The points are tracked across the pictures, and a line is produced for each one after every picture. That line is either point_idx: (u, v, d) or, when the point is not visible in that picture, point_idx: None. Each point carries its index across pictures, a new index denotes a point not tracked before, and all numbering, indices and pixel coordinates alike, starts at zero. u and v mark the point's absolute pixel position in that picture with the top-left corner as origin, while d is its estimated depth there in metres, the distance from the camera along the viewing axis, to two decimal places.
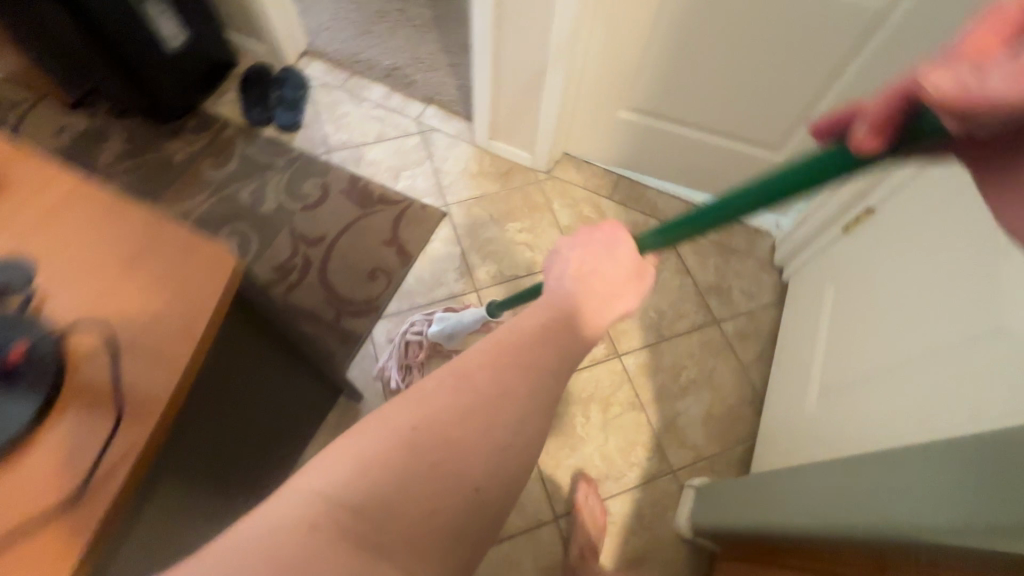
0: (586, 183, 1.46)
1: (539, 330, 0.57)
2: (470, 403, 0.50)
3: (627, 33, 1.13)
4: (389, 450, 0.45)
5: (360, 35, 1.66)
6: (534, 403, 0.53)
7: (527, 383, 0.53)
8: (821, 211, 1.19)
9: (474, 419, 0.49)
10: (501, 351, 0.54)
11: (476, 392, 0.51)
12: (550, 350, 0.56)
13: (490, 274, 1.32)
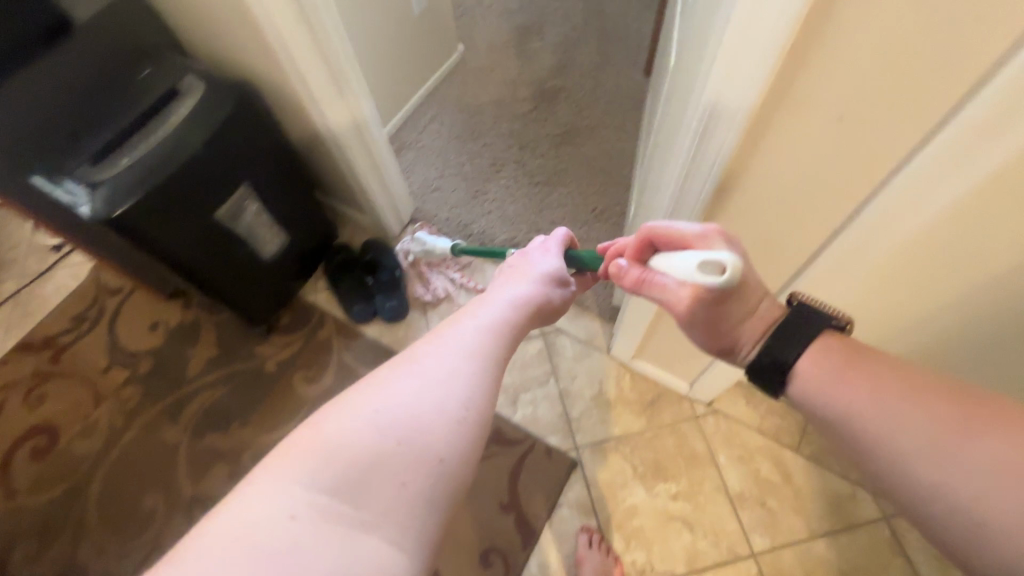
0: (763, 423, 1.09)
1: (505, 322, 0.56)
2: (434, 391, 0.45)
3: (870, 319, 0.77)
4: (355, 436, 0.41)
5: (473, 198, 1.44)
6: (496, 380, 0.51)
7: (490, 363, 0.51)
8: None
9: (444, 397, 0.45)
10: (460, 338, 0.51)
11: (431, 380, 0.46)
12: (511, 333, 0.56)
13: (637, 566, 1.00)
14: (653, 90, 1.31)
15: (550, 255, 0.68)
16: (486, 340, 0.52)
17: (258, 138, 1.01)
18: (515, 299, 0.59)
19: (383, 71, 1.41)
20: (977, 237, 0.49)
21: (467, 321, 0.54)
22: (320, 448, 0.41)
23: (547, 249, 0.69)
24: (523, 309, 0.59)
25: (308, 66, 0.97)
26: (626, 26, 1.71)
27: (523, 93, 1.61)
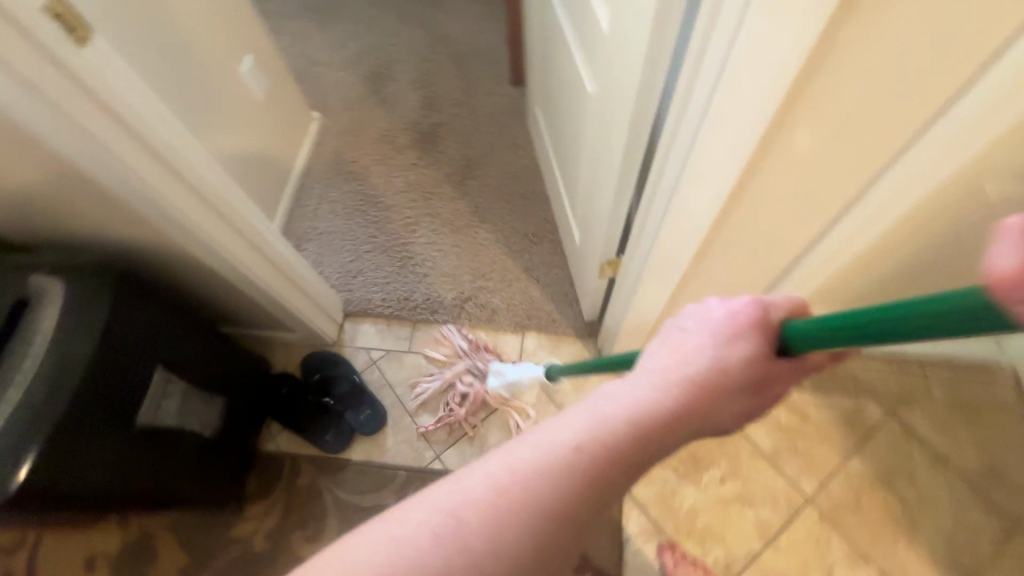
0: None
1: (643, 441, 0.38)
2: (465, 553, 0.33)
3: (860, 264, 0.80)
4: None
5: (400, 268, 1.33)
6: (556, 544, 0.35)
7: (560, 517, 0.35)
8: None
9: (468, 566, 0.33)
10: (539, 466, 0.36)
11: (518, 503, 0.35)
12: (628, 462, 0.37)
13: (720, 564, 1.00)
14: (537, 103, 1.29)
15: (735, 343, 0.41)
16: (569, 478, 0.36)
17: (157, 312, 0.83)
18: (646, 407, 0.39)
19: (251, 171, 1.25)
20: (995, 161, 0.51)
21: (593, 427, 0.37)
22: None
23: (740, 315, 0.42)
24: (652, 424, 0.39)
25: (202, 220, 0.83)
26: (474, 43, 1.68)
27: (403, 141, 1.52)
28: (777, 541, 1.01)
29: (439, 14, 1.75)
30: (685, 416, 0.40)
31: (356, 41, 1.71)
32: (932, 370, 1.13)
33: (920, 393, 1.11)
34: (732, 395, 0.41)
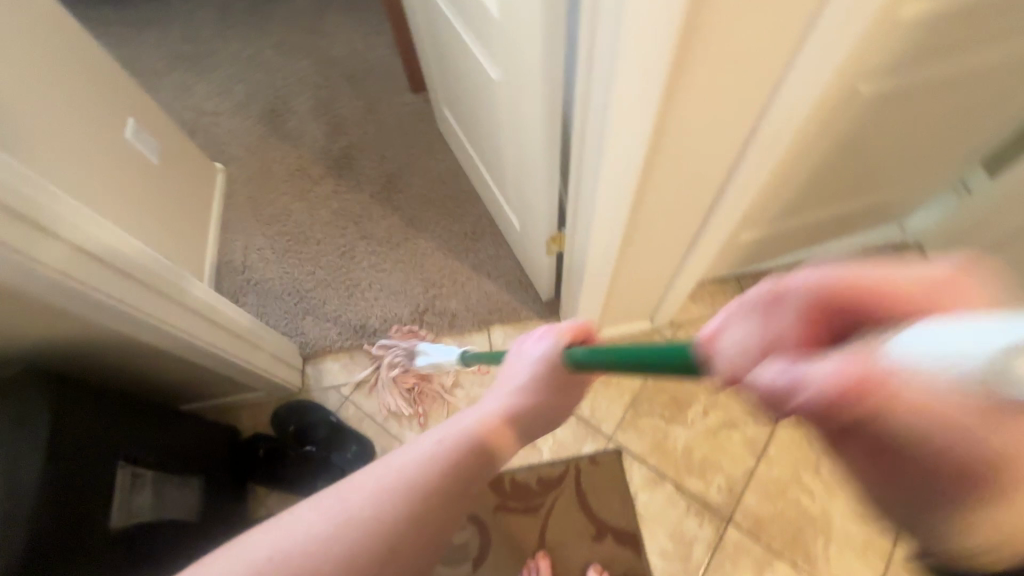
0: (714, 305, 1.25)
1: (481, 439, 0.53)
2: (353, 525, 0.45)
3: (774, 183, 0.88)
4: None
5: (348, 297, 1.30)
6: (421, 523, 0.47)
7: (426, 495, 0.48)
8: None
9: (346, 544, 0.44)
10: (397, 470, 0.49)
11: (395, 491, 0.47)
12: (472, 457, 0.52)
13: (724, 489, 1.06)
14: (444, 104, 1.30)
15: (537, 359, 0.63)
16: (421, 476, 0.49)
17: (97, 412, 0.76)
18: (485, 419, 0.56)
19: (167, 236, 1.18)
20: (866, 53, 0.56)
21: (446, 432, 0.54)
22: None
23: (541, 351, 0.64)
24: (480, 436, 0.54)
25: (120, 301, 0.76)
26: (364, 60, 1.66)
27: (318, 172, 1.48)
28: (767, 452, 1.08)
29: (321, 37, 1.71)
30: (503, 428, 0.56)
31: (242, 81, 1.65)
32: None
33: None
34: (528, 409, 0.60)
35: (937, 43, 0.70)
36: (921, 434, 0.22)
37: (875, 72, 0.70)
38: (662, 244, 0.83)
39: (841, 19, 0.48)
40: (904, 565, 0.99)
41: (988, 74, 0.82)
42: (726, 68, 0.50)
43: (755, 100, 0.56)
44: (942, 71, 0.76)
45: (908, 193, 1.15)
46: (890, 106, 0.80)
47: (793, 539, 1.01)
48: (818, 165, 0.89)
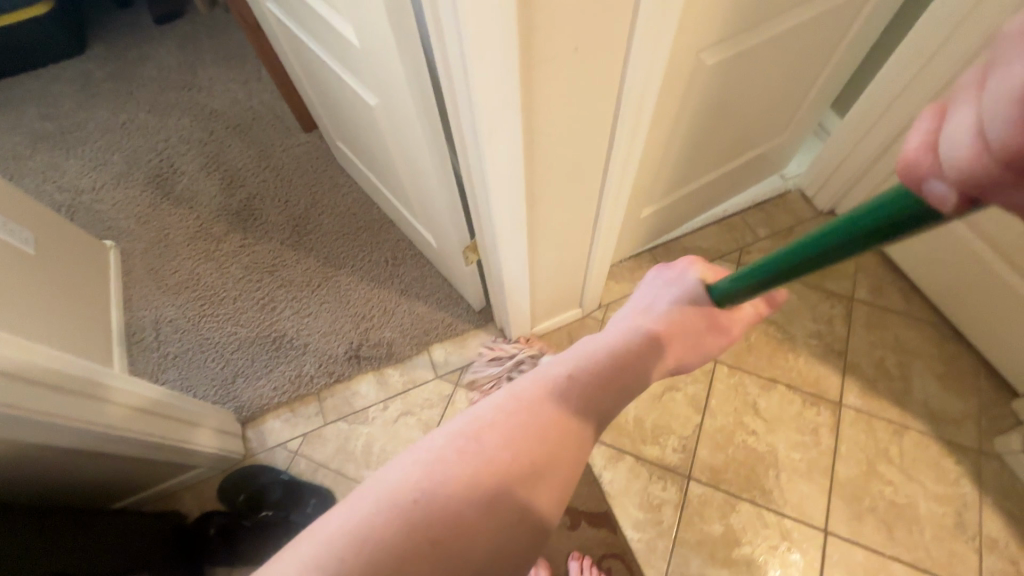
0: (636, 280, 1.31)
1: (607, 373, 0.52)
2: (489, 454, 0.42)
3: (654, 159, 0.95)
4: (409, 494, 0.39)
5: (279, 349, 1.26)
6: (550, 462, 0.44)
7: (553, 428, 0.46)
8: (859, 155, 1.21)
9: (502, 453, 0.43)
10: (538, 393, 0.48)
11: (525, 421, 0.46)
12: (598, 393, 0.50)
13: (679, 449, 1.11)
14: (337, 139, 1.29)
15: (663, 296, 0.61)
16: (562, 398, 0.48)
17: (9, 533, 0.70)
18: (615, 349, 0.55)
19: (68, 322, 1.10)
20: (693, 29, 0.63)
21: (575, 363, 0.52)
22: (379, 495, 0.39)
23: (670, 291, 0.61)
24: (610, 362, 0.53)
25: (24, 403, 0.70)
26: (249, 108, 1.62)
27: (222, 229, 1.43)
28: (709, 405, 1.15)
29: (197, 92, 1.65)
30: (635, 361, 0.54)
31: (118, 150, 1.55)
32: (749, 217, 1.38)
33: (748, 239, 1.34)
34: (661, 350, 0.57)
35: (758, 9, 0.78)
36: None
37: (711, 43, 0.78)
38: (568, 232, 0.87)
39: (654, 6, 0.53)
40: (846, 478, 1.07)
41: (810, 29, 0.92)
42: (572, 53, 0.53)
43: (608, 81, 0.60)
44: (770, 33, 0.85)
45: (777, 145, 1.27)
46: (736, 70, 0.88)
47: (748, 479, 1.08)
48: (692, 133, 0.97)
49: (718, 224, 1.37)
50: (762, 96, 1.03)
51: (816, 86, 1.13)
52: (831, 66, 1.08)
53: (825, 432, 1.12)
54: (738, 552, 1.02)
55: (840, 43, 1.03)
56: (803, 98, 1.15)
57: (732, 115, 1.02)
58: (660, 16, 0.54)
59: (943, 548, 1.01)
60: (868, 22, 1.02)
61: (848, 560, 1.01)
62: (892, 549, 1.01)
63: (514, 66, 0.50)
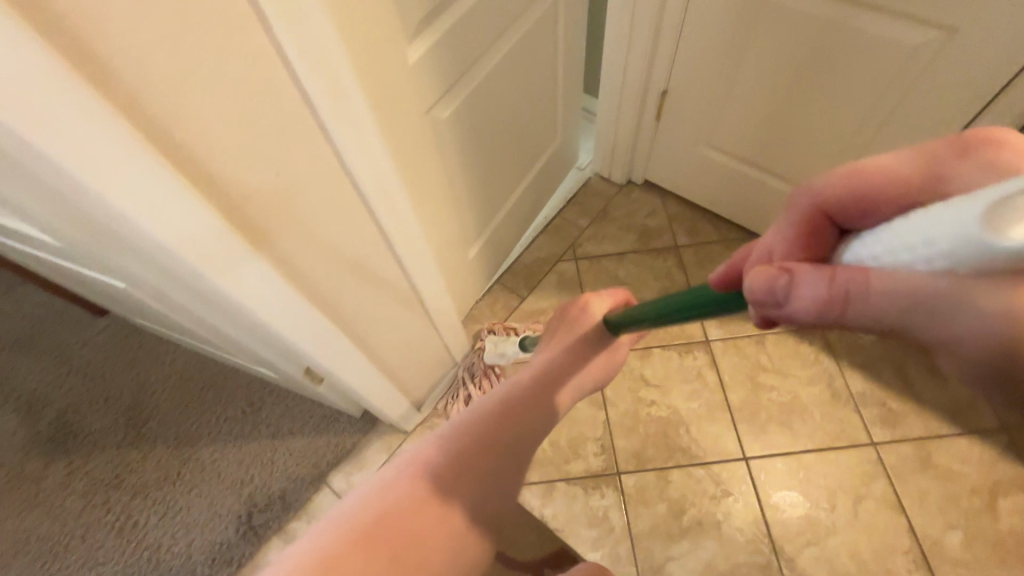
0: (497, 314, 1.34)
1: (544, 383, 0.67)
2: (468, 441, 0.57)
3: (446, 212, 0.97)
4: (462, 429, 0.58)
5: (160, 567, 1.08)
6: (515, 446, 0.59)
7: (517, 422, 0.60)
8: (626, 129, 1.35)
9: (471, 444, 0.57)
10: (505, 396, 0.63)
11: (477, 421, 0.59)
12: (544, 396, 0.65)
13: (598, 451, 1.13)
14: (134, 315, 1.15)
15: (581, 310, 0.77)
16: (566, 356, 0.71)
17: None
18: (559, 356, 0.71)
19: None
20: (380, 104, 0.65)
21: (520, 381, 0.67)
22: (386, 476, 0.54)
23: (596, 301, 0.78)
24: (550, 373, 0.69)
25: None
26: (25, 316, 1.40)
27: (39, 465, 1.21)
28: (606, 398, 1.19)
29: None
30: (569, 371, 0.70)
31: None
32: (568, 214, 1.47)
33: (575, 233, 1.44)
34: (590, 356, 0.73)
35: (472, 48, 0.81)
36: (863, 301, 0.28)
37: (441, 95, 0.79)
38: (391, 313, 0.85)
39: (331, 111, 0.53)
40: (739, 403, 1.17)
41: (533, 48, 0.99)
42: (270, 181, 0.51)
43: (334, 186, 0.59)
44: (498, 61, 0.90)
45: (560, 146, 1.37)
46: (481, 105, 0.92)
47: (665, 447, 1.13)
48: (472, 174, 1.01)
49: (546, 231, 1.45)
50: (521, 116, 1.09)
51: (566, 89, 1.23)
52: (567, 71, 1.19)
53: (707, 371, 1.21)
54: (687, 519, 1.06)
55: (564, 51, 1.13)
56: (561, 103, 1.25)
57: (502, 143, 1.07)
58: (344, 118, 0.55)
59: (833, 422, 1.13)
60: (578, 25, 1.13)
61: (772, 474, 1.09)
62: (798, 444, 1.12)
63: (222, 231, 0.48)
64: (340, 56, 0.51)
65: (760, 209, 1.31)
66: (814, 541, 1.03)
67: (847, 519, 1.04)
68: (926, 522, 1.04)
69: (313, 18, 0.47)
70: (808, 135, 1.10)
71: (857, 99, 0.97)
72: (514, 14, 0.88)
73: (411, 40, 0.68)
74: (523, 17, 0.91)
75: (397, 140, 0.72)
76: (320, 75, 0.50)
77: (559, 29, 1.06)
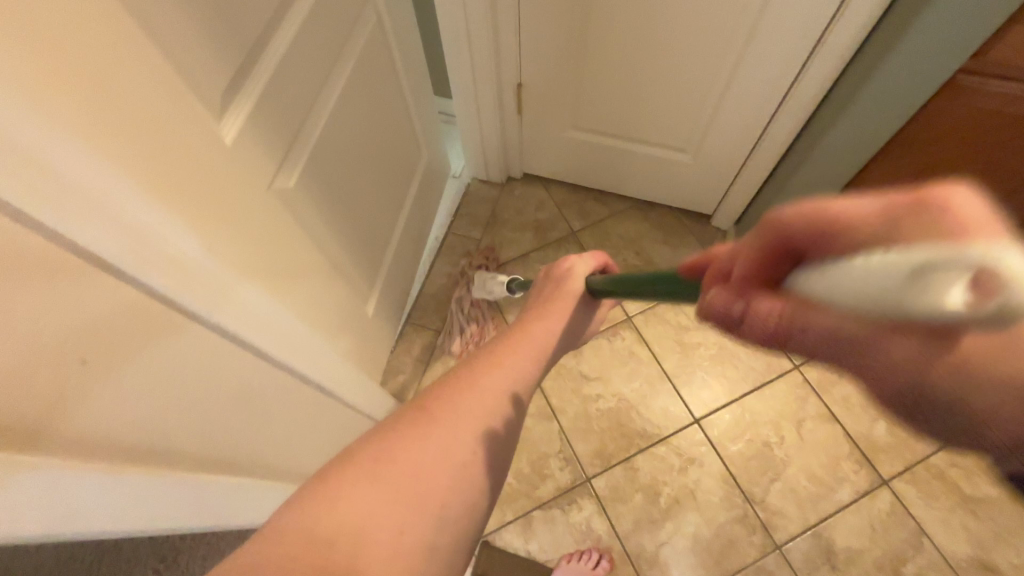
0: (418, 356, 1.24)
1: (529, 350, 0.58)
2: (452, 422, 0.47)
3: (327, 282, 0.84)
4: (440, 407, 0.48)
5: None
6: (490, 436, 0.48)
7: (502, 406, 0.51)
8: (491, 129, 1.28)
9: (448, 427, 0.46)
10: (490, 368, 0.54)
11: (477, 409, 0.49)
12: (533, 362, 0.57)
13: (563, 465, 1.10)
14: None
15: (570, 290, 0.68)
16: (542, 322, 0.63)
17: None
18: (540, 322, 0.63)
19: None
20: (209, 211, 0.53)
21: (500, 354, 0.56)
22: (330, 465, 0.41)
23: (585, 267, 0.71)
24: (534, 337, 0.60)
25: None
26: None
27: None
28: (555, 408, 1.16)
29: None
30: (548, 343, 0.61)
31: None
32: (458, 228, 1.39)
33: (471, 248, 1.36)
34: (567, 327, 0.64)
35: (300, 96, 0.69)
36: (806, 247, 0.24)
37: (280, 162, 0.67)
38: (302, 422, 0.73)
39: (150, 268, 0.42)
40: (677, 368, 1.19)
41: (369, 72, 0.88)
42: (80, 371, 0.38)
43: (186, 340, 0.48)
44: (332, 105, 0.77)
45: (429, 163, 1.27)
46: (331, 152, 0.80)
47: (624, 436, 1.13)
48: (345, 228, 0.89)
49: (442, 254, 1.36)
50: (379, 151, 0.98)
51: (418, 104, 1.13)
52: (414, 86, 1.08)
53: (638, 347, 1.21)
54: (664, 500, 1.07)
55: (405, 69, 1.02)
56: (418, 122, 1.14)
57: (367, 185, 0.95)
58: (166, 268, 0.44)
59: (759, 358, 1.20)
60: (411, 37, 1.02)
61: (724, 427, 1.13)
62: (736, 389, 1.17)
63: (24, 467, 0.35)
64: (120, 201, 0.40)
65: (639, 178, 1.33)
66: (777, 476, 1.09)
67: (796, 445, 1.12)
68: (856, 421, 1.14)
69: (63, 156, 0.36)
70: (661, 105, 1.12)
71: (701, 58, 1.00)
72: (338, 44, 0.76)
73: (220, 116, 0.55)
74: (349, 43, 0.79)
75: (245, 239, 0.60)
76: (117, 240, 0.39)
77: (392, 44, 0.95)
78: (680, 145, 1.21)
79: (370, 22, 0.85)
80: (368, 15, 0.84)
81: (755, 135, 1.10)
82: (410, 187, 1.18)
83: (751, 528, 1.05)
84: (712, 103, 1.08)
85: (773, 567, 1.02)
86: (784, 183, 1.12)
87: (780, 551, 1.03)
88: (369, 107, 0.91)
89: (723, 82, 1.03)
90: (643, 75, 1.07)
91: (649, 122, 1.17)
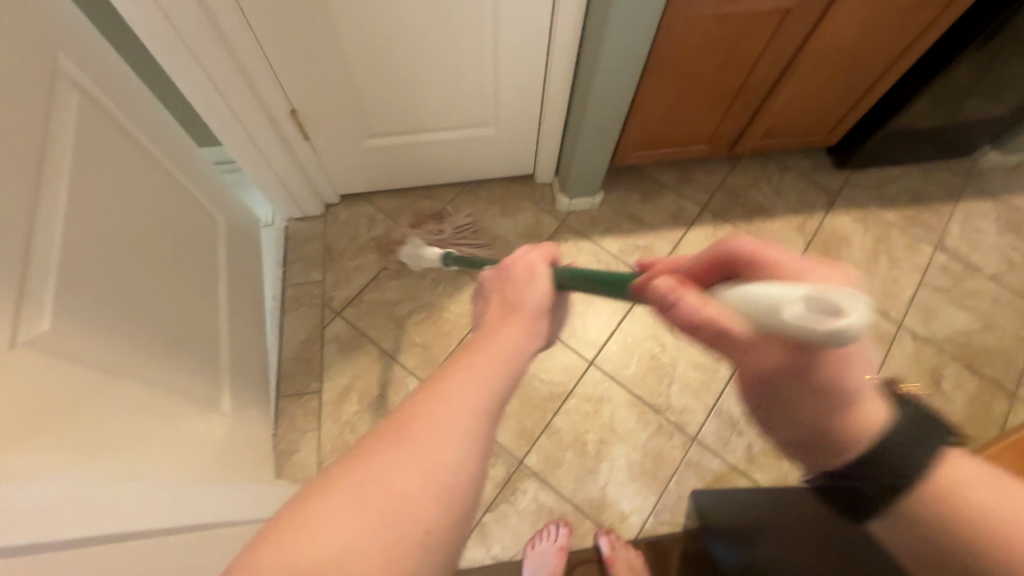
0: (307, 426, 1.13)
1: (507, 337, 0.46)
2: (432, 452, 0.35)
3: (155, 408, 0.72)
4: (417, 429, 0.36)
5: None
6: (473, 465, 0.36)
7: (489, 421, 0.39)
8: (283, 166, 1.17)
9: (432, 457, 0.35)
10: (463, 365, 0.42)
11: (456, 430, 0.37)
12: (514, 354, 0.44)
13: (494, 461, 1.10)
14: None
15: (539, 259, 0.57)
16: (519, 309, 0.51)
17: None
18: (519, 310, 0.51)
19: None
20: None
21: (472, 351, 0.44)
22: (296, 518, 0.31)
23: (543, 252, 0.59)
24: (512, 327, 0.48)
25: None
26: None
27: None
28: None
29: None
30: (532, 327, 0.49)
31: None
32: (294, 278, 1.28)
33: (316, 292, 1.26)
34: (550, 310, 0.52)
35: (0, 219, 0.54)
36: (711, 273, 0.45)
37: (14, 305, 0.54)
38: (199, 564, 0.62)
39: None
40: None
41: (99, 154, 0.73)
42: None
43: None
44: (63, 216, 0.63)
45: (231, 224, 1.13)
46: (88, 263, 0.66)
47: (536, 408, 1.15)
48: (150, 338, 0.75)
49: (287, 311, 1.24)
50: (162, 239, 0.84)
51: (188, 170, 0.98)
52: (172, 152, 0.94)
53: None
54: (592, 446, 1.12)
55: (151, 138, 0.88)
56: (196, 187, 1.00)
57: (161, 280, 0.82)
58: None
59: None
60: (142, 103, 0.88)
61: (616, 358, 1.21)
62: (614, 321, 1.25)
63: None
64: None
65: (454, 164, 1.32)
66: (671, 380, 1.20)
67: (675, 346, 1.24)
68: None
69: None
70: (443, 88, 1.11)
71: (460, 37, 1.00)
72: (37, 138, 0.61)
73: None
74: (52, 132, 0.65)
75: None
76: None
77: (117, 115, 0.80)
78: (478, 122, 1.22)
79: (72, 99, 0.70)
80: (65, 91, 0.69)
81: (538, 90, 1.14)
82: (220, 258, 1.05)
83: (669, 433, 1.15)
84: (489, 74, 1.10)
85: (697, 457, 1.13)
86: (573, 126, 1.18)
87: (697, 441, 1.15)
88: (123, 197, 0.77)
89: (491, 52, 1.04)
90: (414, 67, 1.04)
91: (439, 109, 1.16)
